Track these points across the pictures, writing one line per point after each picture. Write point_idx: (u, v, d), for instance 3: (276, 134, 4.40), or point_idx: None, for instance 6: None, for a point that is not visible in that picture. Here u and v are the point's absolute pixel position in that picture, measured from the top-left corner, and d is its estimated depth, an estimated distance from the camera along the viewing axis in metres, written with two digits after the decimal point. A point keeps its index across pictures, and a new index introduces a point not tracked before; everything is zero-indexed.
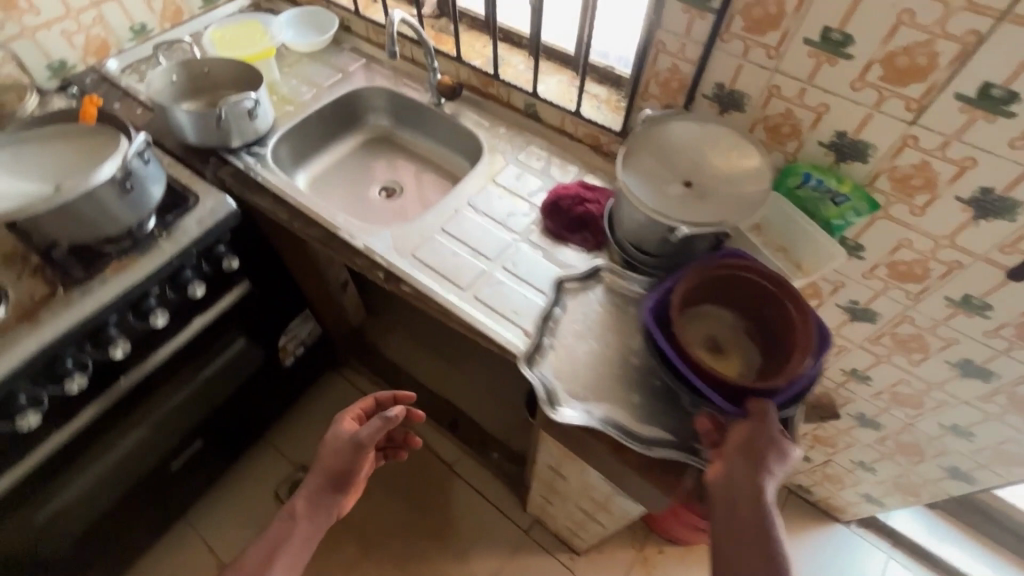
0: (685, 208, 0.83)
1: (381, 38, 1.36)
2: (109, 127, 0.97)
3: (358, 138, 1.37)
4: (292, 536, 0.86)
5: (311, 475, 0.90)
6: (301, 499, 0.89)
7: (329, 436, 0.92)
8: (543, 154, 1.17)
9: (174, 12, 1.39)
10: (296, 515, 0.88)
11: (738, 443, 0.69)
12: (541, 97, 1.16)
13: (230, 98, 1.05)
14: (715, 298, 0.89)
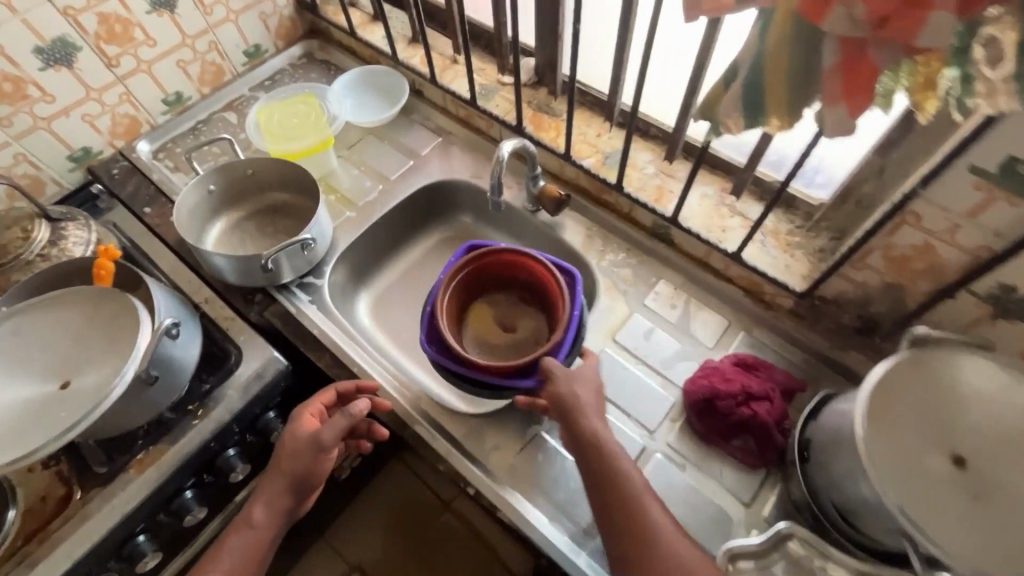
0: (949, 508, 0.56)
1: (462, 112, 1.08)
2: (113, 294, 0.75)
3: (430, 238, 1.09)
4: (251, 550, 0.70)
5: (266, 479, 0.73)
6: (257, 508, 0.71)
7: (287, 437, 0.74)
8: (677, 296, 0.89)
9: (214, 74, 1.15)
10: (251, 524, 0.71)
11: (560, 414, 0.72)
12: (679, 223, 0.86)
13: (284, 243, 0.82)
14: (492, 281, 0.95)
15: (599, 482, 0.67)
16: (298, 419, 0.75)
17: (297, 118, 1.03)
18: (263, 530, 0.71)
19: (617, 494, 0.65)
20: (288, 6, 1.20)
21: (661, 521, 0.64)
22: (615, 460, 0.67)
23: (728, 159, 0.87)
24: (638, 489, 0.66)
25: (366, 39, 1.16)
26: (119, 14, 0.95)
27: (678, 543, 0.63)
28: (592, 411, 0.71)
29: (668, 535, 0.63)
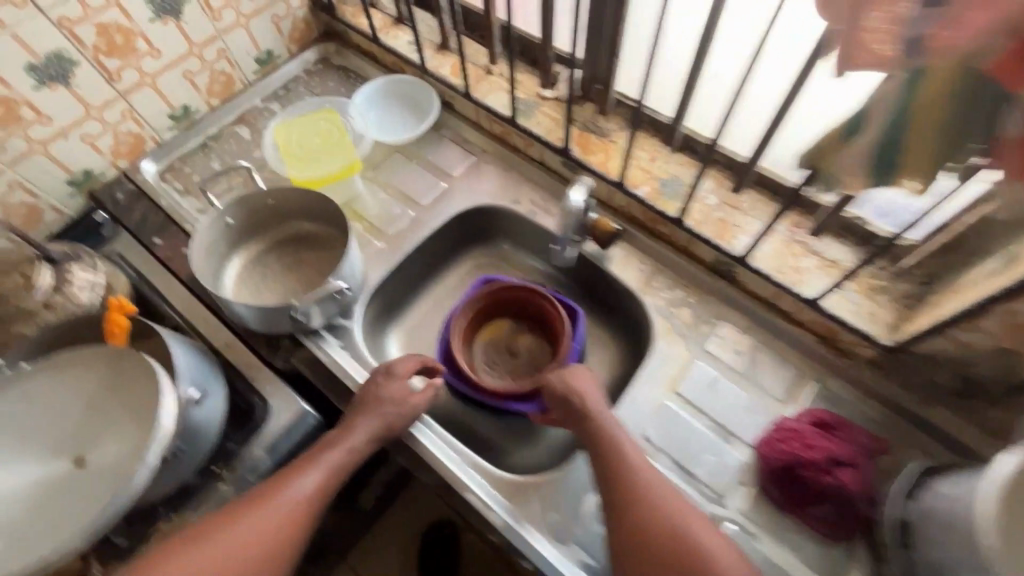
0: None
1: (498, 129, 0.98)
2: (125, 355, 0.65)
3: (462, 265, 1.01)
4: (336, 476, 0.69)
5: (360, 411, 0.72)
6: (355, 435, 0.70)
7: (384, 379, 0.75)
8: (742, 341, 0.81)
9: (223, 84, 1.05)
10: (345, 449, 0.70)
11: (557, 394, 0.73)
12: (748, 263, 0.79)
13: (317, 292, 0.75)
14: (503, 311, 0.92)
15: (594, 447, 0.67)
16: (393, 370, 0.75)
17: (317, 137, 0.94)
18: (354, 459, 0.70)
19: (609, 455, 0.65)
20: (302, 7, 1.09)
21: (649, 476, 0.63)
22: (606, 427, 0.68)
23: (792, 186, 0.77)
24: (629, 448, 0.66)
25: (389, 45, 1.06)
26: (120, 24, 0.85)
27: (667, 495, 0.62)
28: (590, 392, 0.72)
29: (658, 486, 0.62)
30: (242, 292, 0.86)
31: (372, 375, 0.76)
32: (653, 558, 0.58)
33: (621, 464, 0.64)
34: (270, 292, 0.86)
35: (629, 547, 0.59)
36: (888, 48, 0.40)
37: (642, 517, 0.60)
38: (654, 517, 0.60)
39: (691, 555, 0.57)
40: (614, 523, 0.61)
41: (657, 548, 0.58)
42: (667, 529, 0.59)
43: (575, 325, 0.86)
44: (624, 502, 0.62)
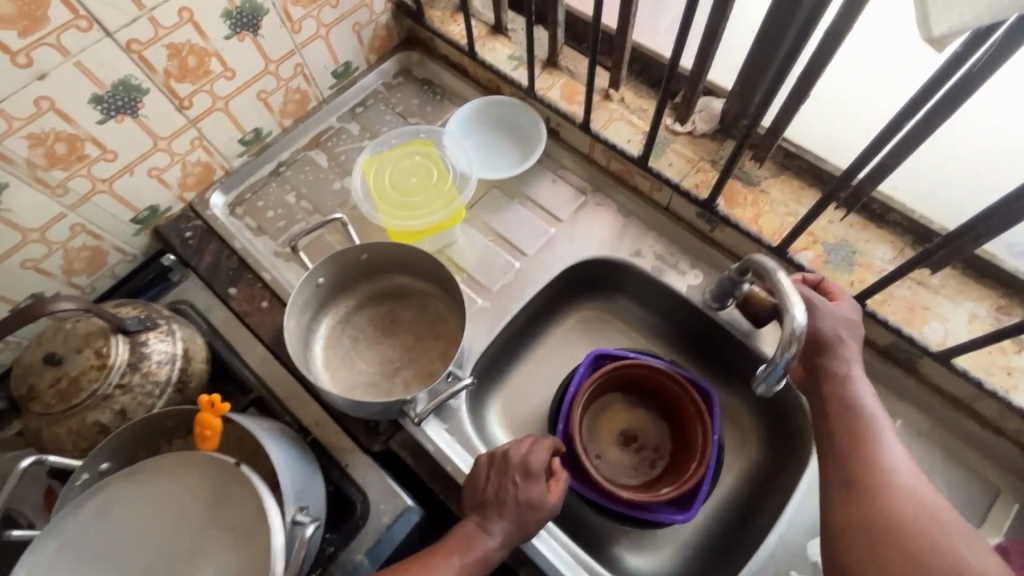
0: None
1: (618, 166, 0.84)
2: (218, 465, 0.56)
3: (568, 321, 0.88)
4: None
5: (489, 510, 0.62)
6: (487, 539, 0.60)
7: (519, 479, 0.62)
8: (922, 447, 0.68)
9: (298, 103, 0.93)
10: (473, 553, 0.59)
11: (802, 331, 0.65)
12: (946, 360, 0.65)
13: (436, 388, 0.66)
14: (612, 386, 0.81)
15: (830, 405, 0.59)
16: (528, 468, 0.63)
17: (414, 177, 0.82)
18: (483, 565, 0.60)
19: (850, 417, 0.57)
20: (385, 12, 0.95)
21: (896, 454, 0.54)
22: (851, 390, 0.59)
23: (1007, 265, 0.65)
24: (876, 421, 0.57)
25: (486, 60, 0.91)
26: (194, 44, 0.73)
27: (917, 479, 0.51)
28: (851, 341, 0.62)
29: (906, 471, 0.52)
30: (331, 360, 0.75)
31: (499, 454, 0.65)
32: (874, 531, 0.49)
33: (859, 430, 0.56)
34: (364, 360, 0.75)
35: (848, 515, 0.51)
36: None
37: (873, 486, 0.52)
38: (889, 491, 0.51)
39: (929, 540, 0.47)
40: (835, 485, 0.54)
41: (883, 520, 0.49)
42: (905, 509, 0.49)
43: (710, 408, 0.74)
44: (854, 468, 0.53)
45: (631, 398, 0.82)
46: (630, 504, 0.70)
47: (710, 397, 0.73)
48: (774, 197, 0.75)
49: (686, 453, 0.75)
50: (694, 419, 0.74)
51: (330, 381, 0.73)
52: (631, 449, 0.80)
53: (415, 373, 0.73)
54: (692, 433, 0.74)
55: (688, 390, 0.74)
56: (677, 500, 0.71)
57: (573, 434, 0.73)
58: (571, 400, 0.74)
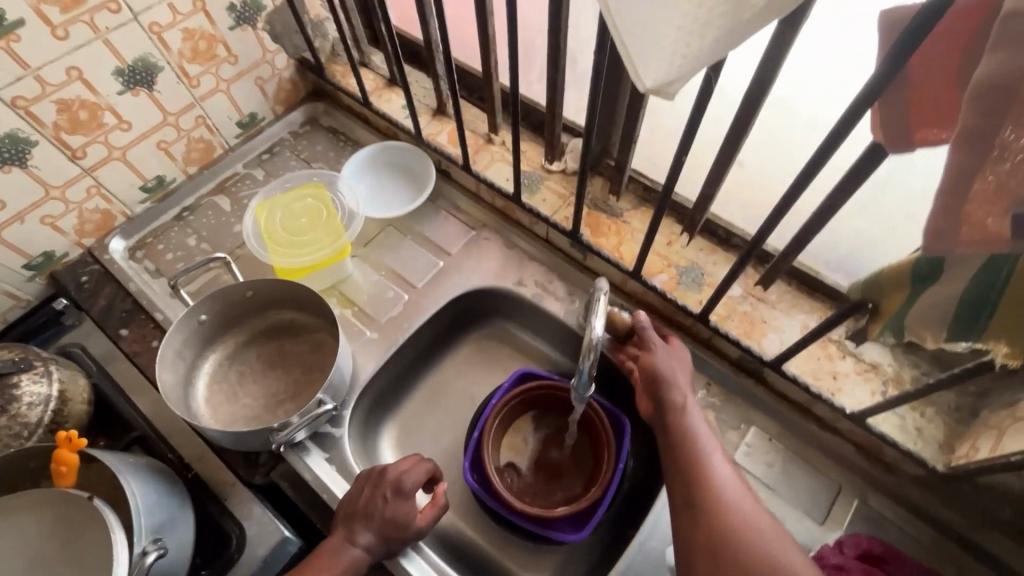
0: None
1: (500, 203, 0.91)
2: (66, 500, 0.57)
3: (463, 349, 0.92)
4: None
5: (357, 521, 0.63)
6: (351, 552, 0.62)
7: (388, 495, 0.64)
8: (772, 452, 0.73)
9: (202, 152, 0.97)
10: (335, 567, 0.61)
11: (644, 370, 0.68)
12: (781, 368, 0.71)
13: (304, 414, 0.68)
14: (538, 405, 0.82)
15: (675, 436, 0.61)
16: (400, 486, 0.64)
17: (304, 218, 0.87)
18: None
19: (692, 447, 0.59)
20: (289, 68, 1.02)
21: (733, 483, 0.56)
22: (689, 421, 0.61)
23: (827, 281, 0.72)
24: (711, 450, 0.59)
25: (382, 110, 0.99)
26: (84, 99, 0.77)
27: (746, 501, 0.54)
28: (682, 375, 0.66)
29: (739, 497, 0.55)
30: (216, 395, 0.76)
31: (377, 471, 0.66)
32: (715, 546, 0.52)
33: (698, 457, 0.58)
34: (249, 394, 0.77)
35: (698, 547, 0.52)
36: (1002, 220, 0.31)
37: (711, 502, 0.54)
38: (728, 512, 0.53)
39: (761, 560, 0.50)
40: (683, 513, 0.55)
41: (726, 540, 0.51)
42: (743, 538, 0.51)
43: (622, 438, 0.75)
44: (698, 500, 0.55)
45: (558, 419, 0.83)
46: (526, 517, 0.72)
47: (621, 422, 0.75)
48: (634, 227, 0.83)
49: (596, 477, 0.76)
50: (604, 445, 0.75)
51: (213, 416, 0.74)
52: (548, 470, 0.80)
53: (297, 404, 0.75)
54: (601, 460, 0.75)
55: (603, 412, 0.76)
56: (575, 518, 0.73)
57: (485, 453, 0.75)
58: (488, 417, 0.77)
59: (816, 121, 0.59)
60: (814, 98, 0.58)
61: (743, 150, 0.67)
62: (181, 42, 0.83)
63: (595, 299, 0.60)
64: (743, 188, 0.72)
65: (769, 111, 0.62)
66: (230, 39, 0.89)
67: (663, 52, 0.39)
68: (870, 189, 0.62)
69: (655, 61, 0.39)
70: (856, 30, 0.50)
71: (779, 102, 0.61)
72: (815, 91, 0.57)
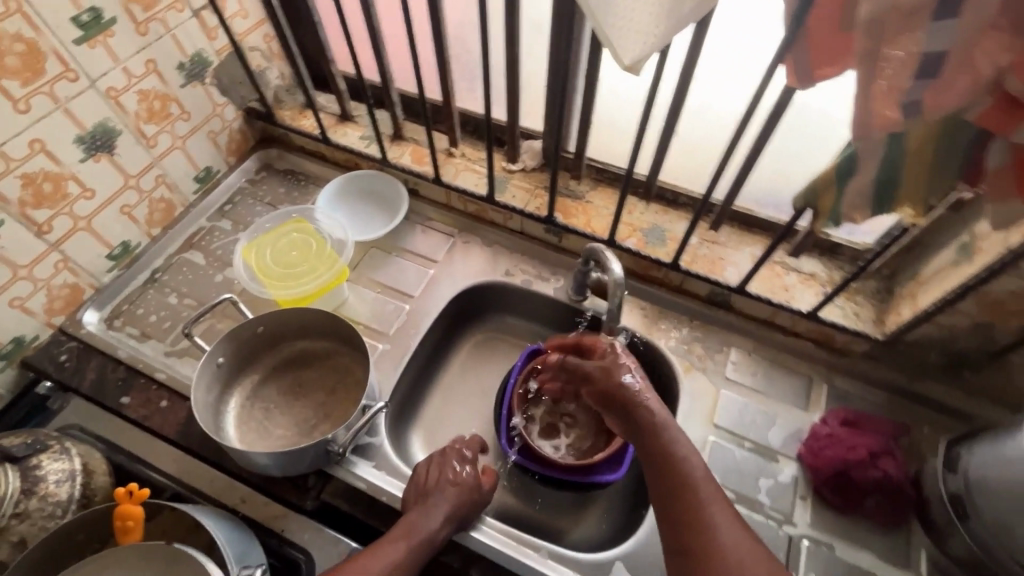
0: None
1: (473, 207, 1.00)
2: (145, 555, 0.57)
3: (467, 346, 0.99)
4: (411, 565, 0.61)
5: (430, 498, 0.67)
6: (429, 523, 0.64)
7: (458, 465, 0.71)
8: (754, 363, 0.87)
9: (164, 212, 0.96)
10: (416, 536, 0.63)
11: (608, 395, 0.68)
12: (744, 290, 0.85)
13: (352, 421, 0.71)
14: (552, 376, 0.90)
15: (664, 479, 0.60)
16: (465, 456, 0.74)
17: (294, 251, 0.90)
18: (426, 547, 0.63)
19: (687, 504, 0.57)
20: (237, 119, 1.05)
21: (732, 528, 0.56)
22: (682, 471, 0.59)
23: (763, 216, 0.88)
24: (707, 499, 0.57)
25: (340, 143, 1.04)
26: (48, 170, 0.76)
27: (728, 530, 0.55)
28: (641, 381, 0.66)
29: (739, 544, 0.55)
30: (246, 434, 0.76)
31: (438, 453, 0.73)
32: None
33: (681, 482, 0.59)
34: (280, 426, 0.78)
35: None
36: (893, 110, 0.45)
37: (694, 534, 0.56)
38: (713, 542, 0.55)
39: None
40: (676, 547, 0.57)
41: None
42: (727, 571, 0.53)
43: None
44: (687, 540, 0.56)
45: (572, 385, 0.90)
46: (568, 471, 0.79)
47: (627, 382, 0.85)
48: (597, 205, 0.95)
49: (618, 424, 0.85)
50: None
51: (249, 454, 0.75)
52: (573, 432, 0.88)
53: (333, 423, 0.78)
54: None
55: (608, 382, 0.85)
56: (610, 460, 0.80)
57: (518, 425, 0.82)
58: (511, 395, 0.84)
59: (733, 87, 0.75)
60: (729, 68, 0.74)
61: (682, 118, 0.82)
62: (137, 104, 0.85)
63: (602, 253, 0.72)
64: (683, 152, 0.87)
65: (695, 84, 0.77)
66: (183, 96, 0.91)
67: (638, 36, 0.50)
68: (783, 133, 0.78)
69: (632, 43, 0.51)
70: (753, 10, 0.66)
71: (702, 76, 0.76)
72: (729, 63, 0.73)
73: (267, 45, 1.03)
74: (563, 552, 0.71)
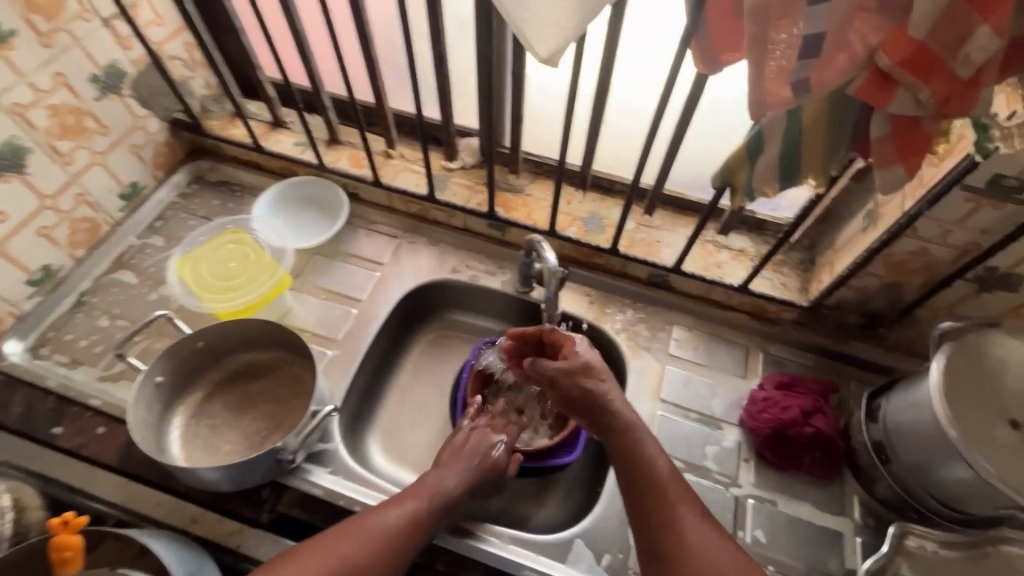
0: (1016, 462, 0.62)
1: (415, 207, 1.00)
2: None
3: (419, 346, 0.99)
4: (429, 522, 0.63)
5: (457, 462, 0.70)
6: (448, 481, 0.67)
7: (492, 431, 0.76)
8: (695, 338, 0.91)
9: (87, 232, 0.92)
10: (437, 496, 0.65)
11: (574, 396, 0.67)
12: (680, 270, 0.90)
13: (302, 428, 0.70)
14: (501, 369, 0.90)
15: (634, 483, 0.62)
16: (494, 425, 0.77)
17: (233, 262, 0.88)
18: (439, 506, 0.65)
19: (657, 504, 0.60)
20: (162, 131, 1.01)
21: (701, 528, 0.58)
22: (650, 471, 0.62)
23: (692, 198, 0.93)
24: (675, 499, 0.60)
25: (275, 151, 1.02)
26: None
27: (695, 527, 0.58)
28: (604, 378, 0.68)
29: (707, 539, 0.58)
30: (193, 454, 0.74)
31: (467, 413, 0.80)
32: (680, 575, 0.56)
33: (653, 484, 0.61)
34: (229, 442, 0.76)
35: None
36: (785, 89, 0.48)
37: (667, 533, 0.58)
38: (683, 541, 0.57)
39: None
40: (648, 543, 0.59)
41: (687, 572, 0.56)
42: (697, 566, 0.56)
43: None
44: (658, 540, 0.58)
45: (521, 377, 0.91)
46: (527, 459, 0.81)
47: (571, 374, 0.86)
48: (537, 197, 0.97)
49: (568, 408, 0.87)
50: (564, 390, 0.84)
51: None
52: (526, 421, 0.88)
53: (284, 433, 0.76)
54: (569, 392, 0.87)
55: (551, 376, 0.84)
56: (569, 441, 0.83)
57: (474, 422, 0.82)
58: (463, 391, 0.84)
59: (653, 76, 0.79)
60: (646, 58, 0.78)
61: (609, 109, 0.85)
62: (48, 119, 0.81)
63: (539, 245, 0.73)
64: (614, 142, 0.90)
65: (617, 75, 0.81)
66: (99, 110, 0.87)
67: (549, 29, 0.52)
68: (702, 118, 0.83)
69: (544, 36, 0.52)
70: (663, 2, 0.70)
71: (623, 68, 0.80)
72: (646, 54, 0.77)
73: (188, 54, 0.99)
74: (526, 537, 0.73)
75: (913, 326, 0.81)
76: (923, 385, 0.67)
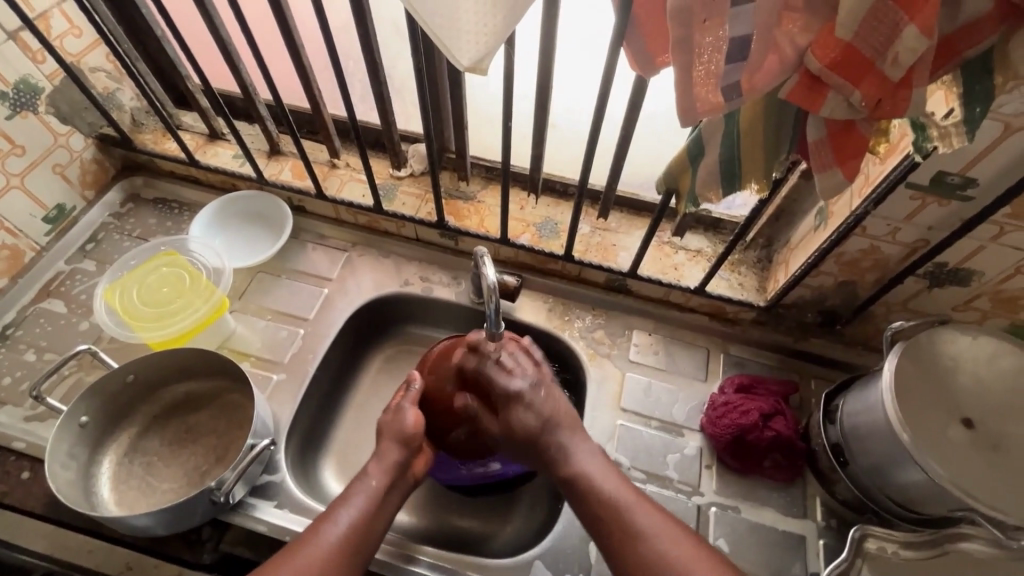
0: (970, 462, 0.62)
1: (363, 219, 0.96)
2: None
3: (374, 363, 0.95)
4: (370, 533, 0.60)
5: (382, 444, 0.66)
6: (388, 461, 0.64)
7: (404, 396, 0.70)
8: (655, 342, 0.89)
9: (9, 260, 0.86)
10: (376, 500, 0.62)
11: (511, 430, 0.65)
12: (637, 274, 0.87)
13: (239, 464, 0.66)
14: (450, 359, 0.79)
15: (582, 496, 0.61)
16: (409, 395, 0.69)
17: (166, 287, 0.84)
18: (378, 505, 0.61)
19: (610, 513, 0.60)
20: (88, 148, 0.95)
21: (655, 528, 0.58)
22: (602, 490, 0.61)
23: (647, 199, 0.91)
24: (631, 507, 0.60)
25: (211, 165, 0.97)
26: None
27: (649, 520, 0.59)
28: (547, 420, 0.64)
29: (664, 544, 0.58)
30: (127, 496, 0.70)
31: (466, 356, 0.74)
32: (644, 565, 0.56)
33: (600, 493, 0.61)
34: (166, 480, 0.72)
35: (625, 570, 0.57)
36: (716, 94, 0.46)
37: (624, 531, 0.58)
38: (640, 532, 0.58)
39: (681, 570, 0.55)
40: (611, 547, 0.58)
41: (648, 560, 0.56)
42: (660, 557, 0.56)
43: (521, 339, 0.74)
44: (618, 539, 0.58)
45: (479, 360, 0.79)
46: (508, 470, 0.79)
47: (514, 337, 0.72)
48: (489, 204, 0.94)
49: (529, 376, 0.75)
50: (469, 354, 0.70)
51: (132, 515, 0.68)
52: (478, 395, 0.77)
53: (225, 467, 0.72)
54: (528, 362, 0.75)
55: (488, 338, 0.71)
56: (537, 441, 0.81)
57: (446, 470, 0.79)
58: None
59: None
60: None
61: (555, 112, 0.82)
62: None
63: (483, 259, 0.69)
64: (563, 143, 0.88)
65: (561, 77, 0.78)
66: (11, 130, 0.81)
67: (470, 35, 0.47)
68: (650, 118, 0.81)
69: (464, 43, 0.47)
70: None
71: None
72: None
73: (110, 65, 0.93)
74: (482, 561, 0.70)
75: (869, 322, 0.81)
76: (875, 387, 0.66)
